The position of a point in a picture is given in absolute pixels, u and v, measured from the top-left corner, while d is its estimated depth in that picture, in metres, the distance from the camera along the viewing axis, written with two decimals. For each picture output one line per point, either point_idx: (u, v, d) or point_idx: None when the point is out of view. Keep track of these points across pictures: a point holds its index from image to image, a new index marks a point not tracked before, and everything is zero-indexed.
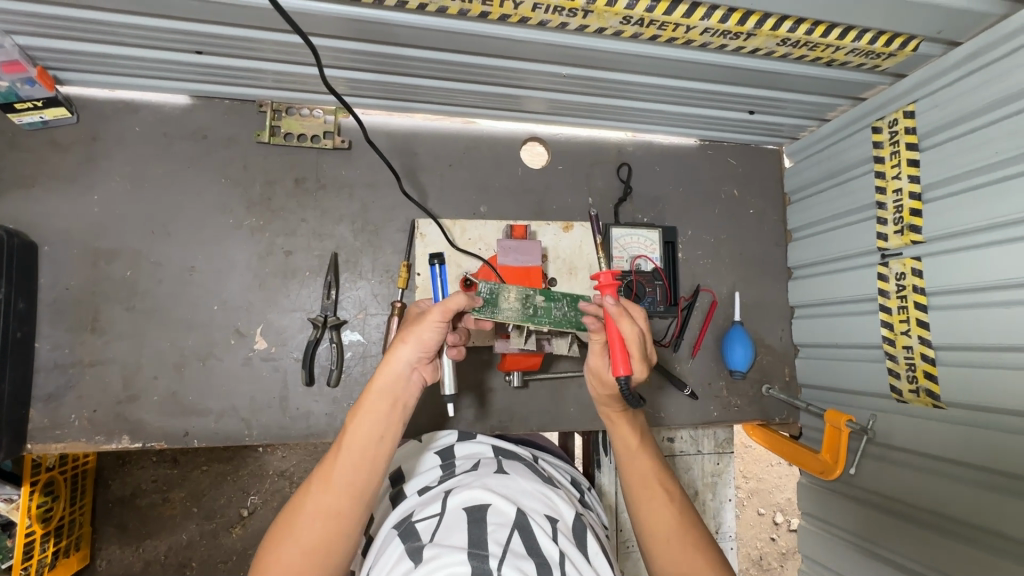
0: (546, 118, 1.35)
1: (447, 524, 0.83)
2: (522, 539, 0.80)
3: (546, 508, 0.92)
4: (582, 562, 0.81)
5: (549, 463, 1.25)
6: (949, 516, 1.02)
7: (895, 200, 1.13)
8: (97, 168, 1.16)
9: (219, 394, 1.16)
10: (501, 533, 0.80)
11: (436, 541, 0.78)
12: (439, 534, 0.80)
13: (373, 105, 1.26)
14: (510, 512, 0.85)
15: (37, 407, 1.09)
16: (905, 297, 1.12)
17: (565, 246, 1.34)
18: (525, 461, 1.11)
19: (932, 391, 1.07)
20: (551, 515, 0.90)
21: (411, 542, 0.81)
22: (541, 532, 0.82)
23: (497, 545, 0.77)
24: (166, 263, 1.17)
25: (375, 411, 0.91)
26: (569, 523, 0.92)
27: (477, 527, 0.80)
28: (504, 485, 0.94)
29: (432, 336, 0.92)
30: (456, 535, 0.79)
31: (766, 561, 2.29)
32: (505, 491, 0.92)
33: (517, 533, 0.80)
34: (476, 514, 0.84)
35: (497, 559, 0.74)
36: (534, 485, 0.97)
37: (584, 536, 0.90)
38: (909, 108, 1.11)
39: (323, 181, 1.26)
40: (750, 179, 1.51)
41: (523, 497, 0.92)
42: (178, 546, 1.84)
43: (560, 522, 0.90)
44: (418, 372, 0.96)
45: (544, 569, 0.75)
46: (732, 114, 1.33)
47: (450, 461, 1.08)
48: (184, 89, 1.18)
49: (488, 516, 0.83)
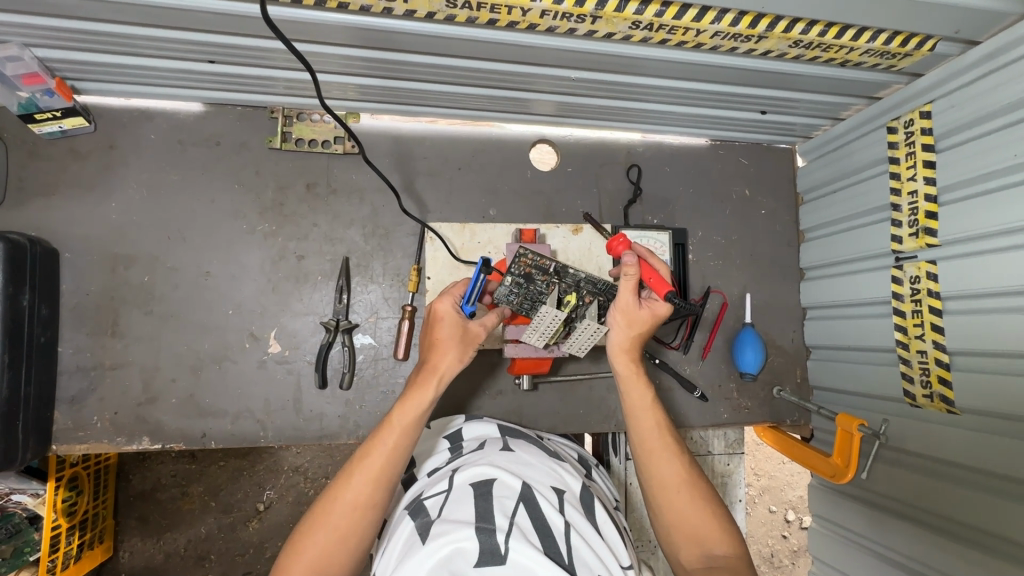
0: (555, 120, 1.34)
1: (454, 498, 0.84)
2: (528, 512, 0.82)
3: (552, 479, 0.93)
4: (590, 533, 0.83)
5: (556, 441, 1.25)
6: (962, 522, 1.01)
7: (909, 202, 1.11)
8: (114, 175, 1.19)
9: (234, 396, 1.19)
10: (507, 506, 0.81)
11: (444, 517, 0.80)
12: (446, 510, 0.82)
13: (382, 110, 1.27)
14: (515, 484, 0.86)
15: (60, 409, 1.13)
16: (919, 301, 1.10)
17: (574, 248, 1.34)
18: (531, 438, 1.12)
19: (947, 397, 1.05)
20: (558, 486, 0.92)
21: (421, 518, 0.83)
22: (547, 504, 0.84)
23: (503, 517, 0.79)
24: (183, 269, 1.20)
25: (420, 413, 0.95)
26: (576, 494, 0.93)
27: (483, 502, 0.81)
28: (509, 459, 0.94)
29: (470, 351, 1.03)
30: (463, 509, 0.80)
31: (778, 558, 2.29)
32: (510, 465, 0.92)
33: (522, 506, 0.82)
34: (482, 488, 0.84)
35: (503, 532, 0.76)
36: (538, 458, 0.98)
37: (592, 506, 0.92)
38: (925, 108, 1.09)
39: (334, 186, 1.27)
40: (761, 179, 1.50)
41: (528, 469, 0.93)
42: (197, 539, 1.89)
43: (567, 493, 0.91)
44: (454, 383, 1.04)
45: (549, 541, 0.78)
46: (743, 115, 1.32)
47: (458, 441, 1.10)
48: (197, 97, 1.20)
49: (492, 489, 0.84)
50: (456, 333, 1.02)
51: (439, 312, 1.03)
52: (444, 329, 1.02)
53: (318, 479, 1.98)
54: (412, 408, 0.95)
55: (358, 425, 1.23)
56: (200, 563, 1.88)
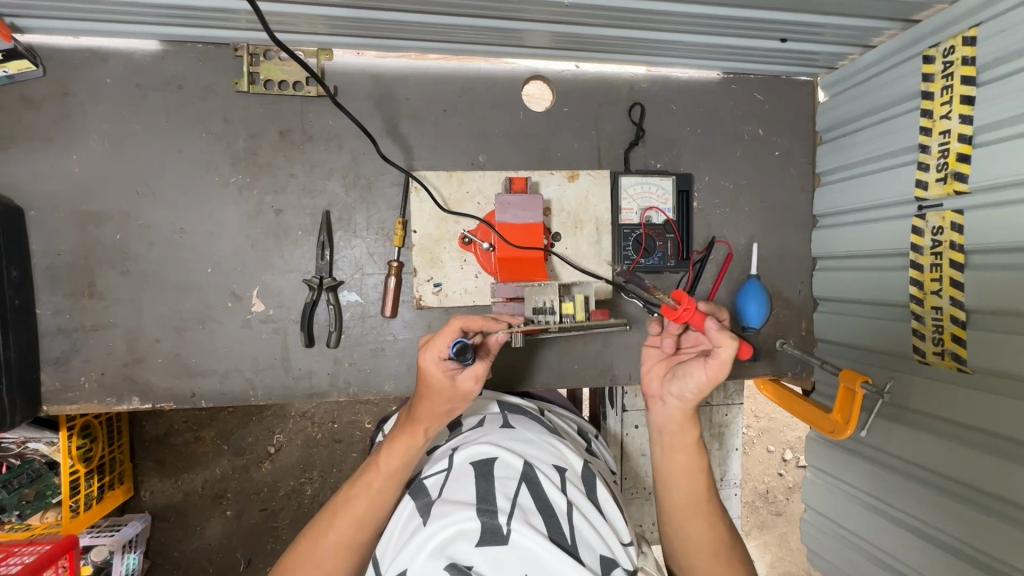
0: (550, 53, 1.21)
1: (454, 479, 0.83)
2: (530, 491, 0.79)
3: (553, 457, 0.90)
4: (592, 512, 0.81)
5: (556, 414, 1.20)
6: (964, 482, 0.98)
7: (940, 143, 1.00)
8: (71, 125, 1.10)
9: (221, 356, 1.17)
10: (509, 488, 0.79)
11: (445, 497, 0.79)
12: (446, 490, 0.81)
13: (356, 45, 1.15)
14: (517, 464, 0.83)
15: (47, 370, 1.12)
16: (939, 254, 1.02)
17: (570, 197, 1.27)
18: (532, 414, 1.06)
19: (959, 355, 0.99)
20: (559, 464, 0.88)
21: (422, 499, 0.82)
22: (549, 484, 0.81)
23: (505, 499, 0.77)
24: (156, 226, 1.14)
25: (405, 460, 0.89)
26: (578, 471, 0.90)
27: (484, 482, 0.79)
28: (509, 438, 0.91)
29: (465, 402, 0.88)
30: (463, 489, 0.79)
31: (773, 494, 2.33)
32: (511, 443, 0.89)
33: (524, 486, 0.79)
34: (483, 468, 0.82)
35: (505, 514, 0.74)
36: (540, 435, 0.94)
37: (593, 482, 0.89)
38: (970, 33, 0.95)
39: (310, 133, 1.18)
40: (777, 116, 1.37)
41: (528, 447, 0.90)
42: (213, 479, 1.96)
43: (569, 471, 0.88)
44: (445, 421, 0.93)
45: (552, 521, 0.75)
46: (761, 44, 1.17)
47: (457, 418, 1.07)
48: (152, 33, 1.08)
49: (494, 469, 0.82)
50: (441, 391, 0.85)
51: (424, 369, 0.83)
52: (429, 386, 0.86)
53: (325, 423, 2.03)
54: (399, 456, 0.89)
55: (349, 382, 1.22)
56: (217, 501, 1.96)
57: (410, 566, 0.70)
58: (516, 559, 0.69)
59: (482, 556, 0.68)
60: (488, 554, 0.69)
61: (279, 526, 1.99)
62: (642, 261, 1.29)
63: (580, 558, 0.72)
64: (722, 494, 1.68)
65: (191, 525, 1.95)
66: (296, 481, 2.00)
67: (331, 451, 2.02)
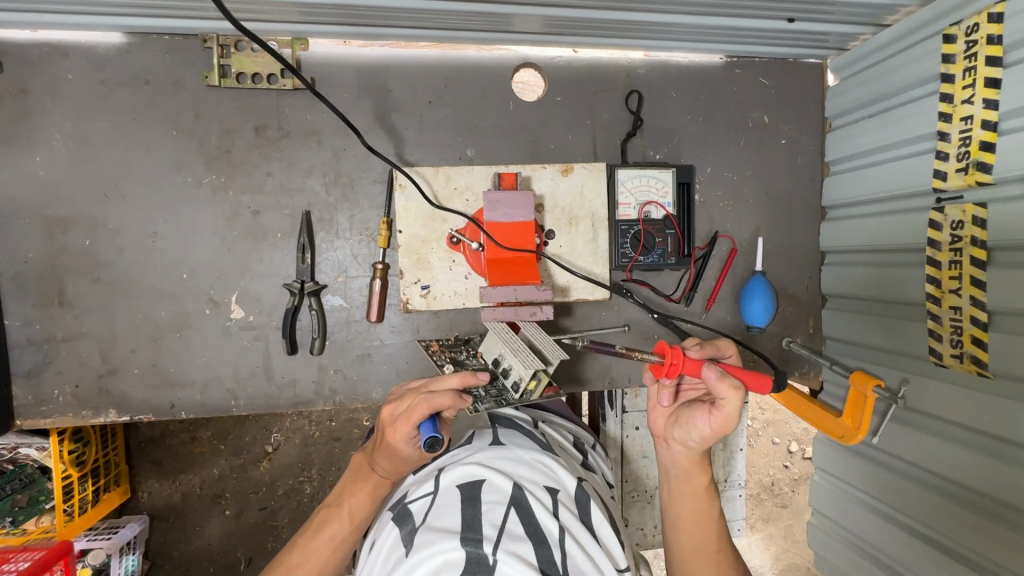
0: (541, 38, 1.14)
1: (440, 504, 0.77)
2: (520, 516, 0.74)
3: (545, 477, 0.84)
4: (585, 538, 0.75)
5: (551, 425, 1.15)
6: (983, 493, 0.93)
7: (961, 130, 0.93)
8: (32, 125, 1.04)
9: (200, 366, 1.12)
10: (497, 514, 0.73)
11: (429, 524, 0.74)
12: (431, 517, 0.76)
13: (333, 33, 1.08)
14: (506, 487, 0.78)
15: (18, 384, 1.07)
16: (959, 250, 0.95)
17: (563, 193, 1.20)
18: (525, 429, 1.01)
19: (979, 358, 0.93)
20: (551, 485, 0.83)
21: (405, 526, 0.77)
22: (540, 507, 0.75)
23: (492, 526, 0.71)
24: (127, 231, 1.08)
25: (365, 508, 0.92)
26: (571, 492, 0.84)
27: (470, 508, 0.74)
28: (499, 458, 0.86)
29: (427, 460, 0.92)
30: (448, 516, 0.74)
31: (778, 487, 2.29)
32: (500, 464, 0.84)
33: (513, 511, 0.74)
34: (470, 492, 0.77)
35: (491, 542, 0.68)
36: (532, 453, 0.89)
37: (587, 505, 0.83)
38: (996, 9, 0.87)
39: (287, 129, 1.11)
40: (784, 102, 1.29)
41: (519, 467, 0.84)
42: (211, 479, 1.93)
43: (562, 492, 0.83)
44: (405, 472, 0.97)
45: (543, 549, 0.70)
46: (767, 24, 1.09)
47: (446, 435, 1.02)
48: (114, 25, 1.01)
49: (481, 493, 0.77)
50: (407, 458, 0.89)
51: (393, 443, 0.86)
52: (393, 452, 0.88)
53: (320, 423, 1.99)
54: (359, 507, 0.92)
55: (334, 390, 1.17)
56: (216, 501, 1.94)
57: None
58: None
59: None
60: None
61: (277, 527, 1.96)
62: (640, 259, 1.23)
63: None
64: (727, 494, 1.64)
65: (190, 526, 1.93)
66: (292, 482, 1.96)
67: (328, 450, 1.99)
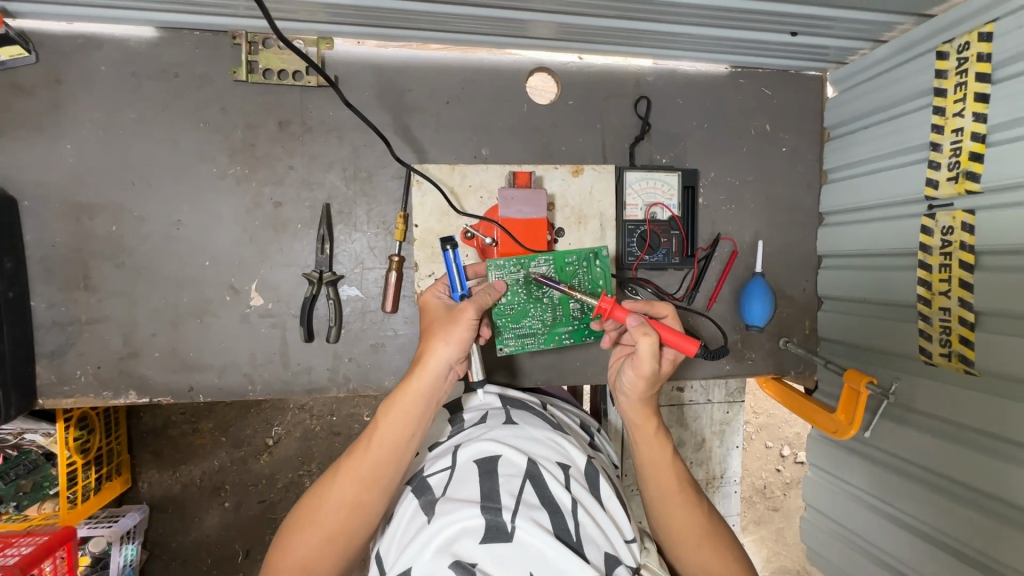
0: (556, 44, 1.19)
1: (458, 477, 0.81)
2: (534, 488, 0.78)
3: (556, 454, 0.89)
4: (596, 510, 0.80)
5: (559, 409, 1.20)
6: (968, 485, 0.98)
7: (952, 142, 0.99)
8: (64, 113, 1.07)
9: (218, 351, 1.16)
10: (513, 485, 0.78)
11: (448, 495, 0.78)
12: (450, 488, 0.80)
13: (357, 34, 1.12)
14: (521, 461, 0.82)
15: (41, 364, 1.10)
16: (948, 254, 1.00)
17: (573, 192, 1.25)
18: (535, 410, 1.05)
19: (966, 357, 0.98)
20: (563, 462, 0.87)
21: (425, 497, 0.82)
22: (553, 480, 0.80)
23: (509, 496, 0.76)
24: (151, 218, 1.12)
25: (409, 409, 0.90)
26: (582, 468, 0.89)
27: (488, 480, 0.78)
28: (513, 435, 0.90)
29: (465, 331, 0.92)
30: (466, 487, 0.78)
31: (770, 490, 2.33)
32: (515, 441, 0.88)
33: (528, 483, 0.78)
34: (487, 466, 0.81)
35: (509, 511, 0.73)
36: (543, 431, 0.93)
37: (597, 480, 0.88)
38: (986, 28, 0.93)
39: (310, 124, 1.15)
40: (785, 112, 1.35)
41: (532, 444, 0.88)
42: (212, 471, 1.95)
43: (573, 468, 0.87)
44: (454, 372, 0.95)
45: (557, 518, 0.74)
46: (771, 37, 1.15)
47: (459, 413, 1.06)
48: (147, 20, 1.05)
49: (497, 467, 0.81)
50: (441, 319, 0.97)
51: (427, 301, 1.04)
52: (434, 320, 0.99)
53: (323, 416, 2.02)
54: (402, 404, 0.90)
55: (348, 377, 1.20)
56: (216, 493, 1.95)
57: (414, 563, 0.70)
58: (519, 556, 0.68)
59: (486, 553, 0.67)
60: (492, 551, 0.68)
61: (278, 519, 1.98)
62: (646, 258, 1.27)
63: (585, 556, 0.71)
64: (723, 491, 1.68)
65: (189, 517, 1.94)
66: (294, 474, 1.99)
67: (329, 444, 2.01)
